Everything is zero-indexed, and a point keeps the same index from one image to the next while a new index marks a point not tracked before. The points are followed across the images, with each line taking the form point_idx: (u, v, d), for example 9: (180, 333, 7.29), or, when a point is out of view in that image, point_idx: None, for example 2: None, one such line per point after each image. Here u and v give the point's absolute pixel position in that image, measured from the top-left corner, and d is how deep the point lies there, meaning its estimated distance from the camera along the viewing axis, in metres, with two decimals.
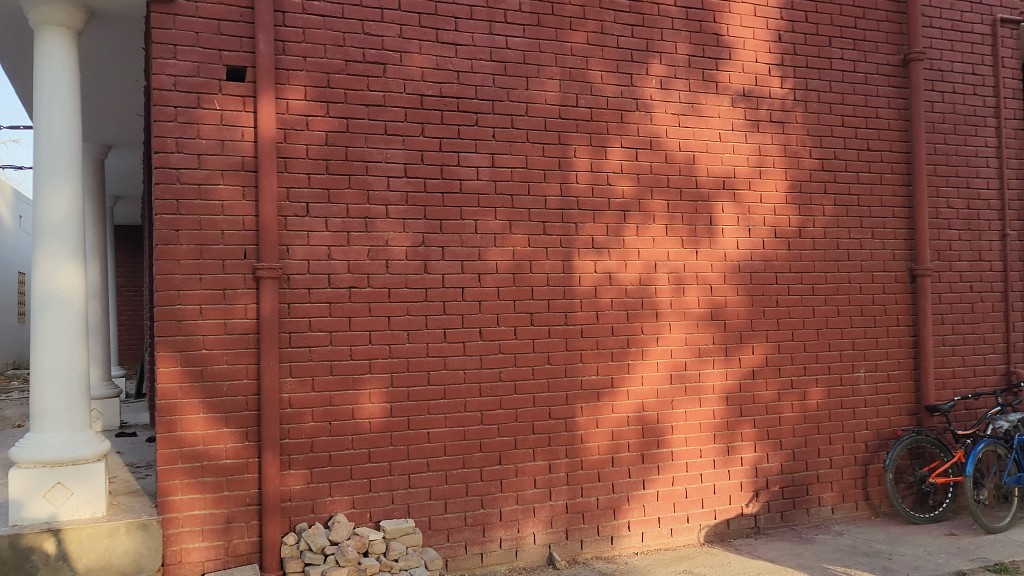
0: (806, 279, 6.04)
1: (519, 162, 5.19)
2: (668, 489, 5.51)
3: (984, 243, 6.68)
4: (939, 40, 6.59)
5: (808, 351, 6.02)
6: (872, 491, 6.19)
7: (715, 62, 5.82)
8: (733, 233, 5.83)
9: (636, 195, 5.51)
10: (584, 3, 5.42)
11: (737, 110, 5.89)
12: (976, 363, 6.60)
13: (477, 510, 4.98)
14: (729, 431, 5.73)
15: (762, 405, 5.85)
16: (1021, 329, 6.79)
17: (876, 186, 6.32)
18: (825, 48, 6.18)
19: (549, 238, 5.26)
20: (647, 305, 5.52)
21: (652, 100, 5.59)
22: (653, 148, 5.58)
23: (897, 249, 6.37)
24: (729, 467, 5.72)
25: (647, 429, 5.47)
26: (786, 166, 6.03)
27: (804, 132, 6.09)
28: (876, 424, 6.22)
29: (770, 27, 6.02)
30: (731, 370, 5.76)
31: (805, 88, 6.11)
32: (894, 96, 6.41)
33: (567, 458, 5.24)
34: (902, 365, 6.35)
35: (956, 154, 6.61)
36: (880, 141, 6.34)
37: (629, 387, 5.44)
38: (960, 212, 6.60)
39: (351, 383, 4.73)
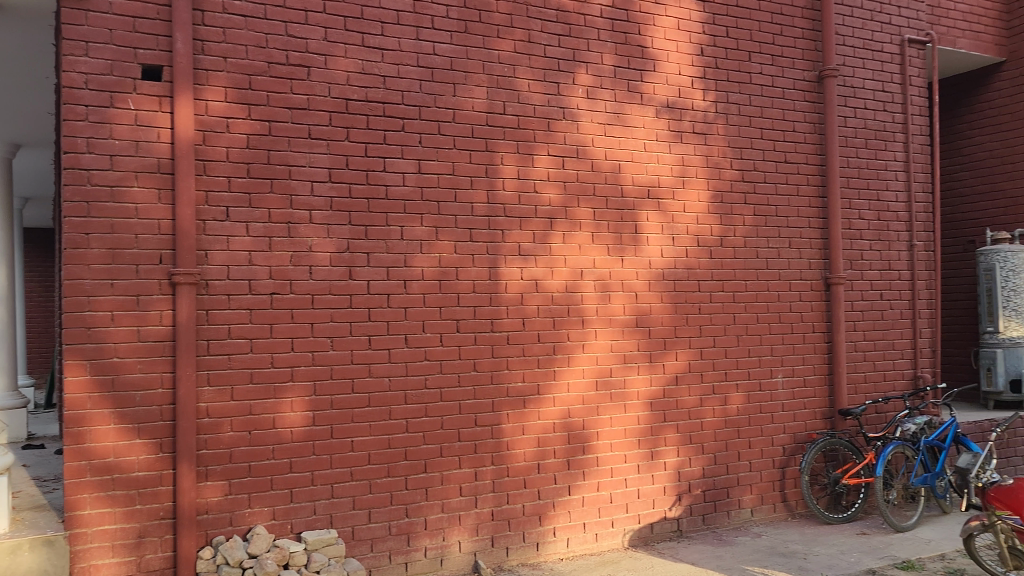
0: (727, 286, 6.20)
1: (446, 168, 5.17)
2: (593, 495, 5.56)
3: (894, 253, 6.97)
4: (852, 57, 6.86)
5: (729, 357, 6.17)
6: (789, 493, 6.36)
7: (640, 73, 5.92)
8: (657, 241, 5.94)
9: (562, 203, 5.56)
10: (512, 12, 5.44)
11: (661, 121, 6.00)
12: (886, 368, 6.88)
13: (402, 519, 4.93)
14: (653, 436, 5.82)
15: (684, 410, 5.96)
16: (928, 335, 7.11)
17: (793, 197, 6.52)
18: (745, 63, 6.36)
19: (476, 245, 5.26)
20: (573, 311, 5.57)
21: (579, 109, 5.65)
22: (579, 156, 5.64)
23: (812, 258, 6.59)
24: (653, 471, 5.81)
25: (572, 435, 5.51)
26: (707, 177, 6.17)
27: (725, 143, 6.25)
28: (793, 428, 6.41)
29: (693, 41, 6.16)
30: (655, 377, 5.86)
31: (726, 101, 6.27)
32: (810, 111, 6.64)
33: (493, 465, 5.23)
34: (817, 370, 6.56)
35: (868, 168, 6.89)
36: (797, 154, 6.55)
37: (555, 394, 5.47)
38: (871, 223, 6.87)
39: (272, 391, 4.63)
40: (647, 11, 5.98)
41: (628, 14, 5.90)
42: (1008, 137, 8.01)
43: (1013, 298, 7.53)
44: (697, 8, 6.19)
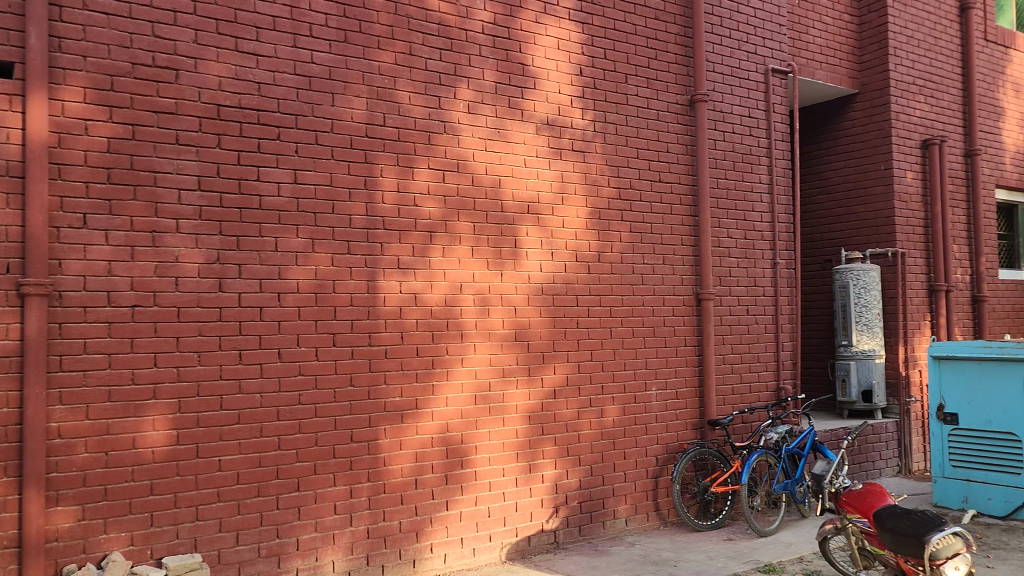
0: (603, 301, 6.34)
1: (323, 179, 5.07)
2: (471, 509, 5.55)
3: (759, 270, 7.34)
4: (720, 84, 7.20)
5: (605, 370, 6.31)
6: (661, 502, 6.54)
7: (520, 90, 6.00)
8: (537, 256, 6.02)
9: (442, 217, 5.55)
10: (393, 24, 5.41)
11: (541, 138, 6.10)
12: (751, 380, 7.21)
13: (272, 540, 4.76)
14: (531, 449, 5.87)
15: (562, 423, 6.05)
16: (789, 348, 7.52)
17: (667, 215, 6.76)
18: (622, 84, 6.56)
19: (354, 258, 5.17)
20: (452, 325, 5.56)
21: (460, 124, 5.67)
22: (460, 171, 5.65)
23: (685, 274, 6.84)
24: (531, 484, 5.85)
25: (451, 450, 5.48)
26: (586, 194, 6.31)
27: (603, 161, 6.42)
28: (665, 439, 6.62)
29: (573, 61, 6.30)
30: (533, 390, 5.92)
31: (604, 120, 6.45)
32: (683, 133, 6.91)
33: (369, 482, 5.14)
34: (688, 382, 6.80)
35: (735, 189, 7.23)
36: (670, 174, 6.80)
37: (433, 409, 5.43)
38: (738, 241, 7.21)
39: (132, 409, 4.38)
40: (528, 30, 6.07)
41: (509, 31, 5.97)
42: (861, 164, 8.60)
43: (865, 314, 8.06)
44: (576, 29, 6.34)
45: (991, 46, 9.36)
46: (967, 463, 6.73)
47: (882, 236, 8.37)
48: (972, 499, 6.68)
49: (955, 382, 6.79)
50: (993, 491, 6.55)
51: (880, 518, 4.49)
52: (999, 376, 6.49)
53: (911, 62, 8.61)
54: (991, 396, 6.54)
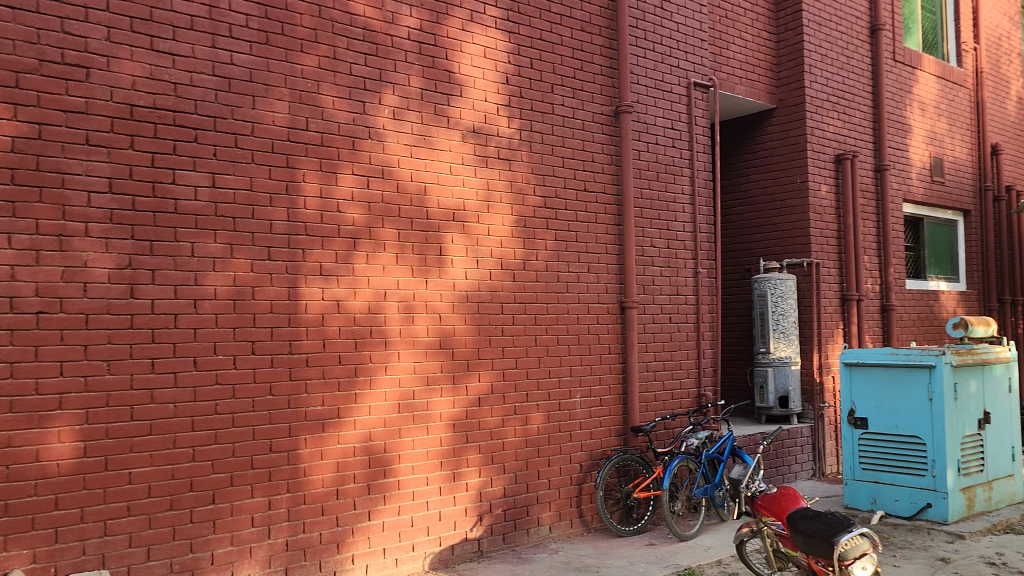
0: (528, 309, 6.37)
1: (243, 183, 4.96)
2: (394, 519, 5.49)
3: (681, 279, 7.49)
4: (644, 95, 7.34)
5: (530, 378, 6.34)
6: (585, 508, 6.59)
7: (446, 98, 5.99)
8: (462, 264, 6.01)
9: (366, 223, 5.49)
10: (317, 27, 5.34)
11: (467, 145, 6.10)
12: (673, 387, 7.34)
13: (185, 555, 4.60)
14: (455, 457, 5.85)
15: (486, 431, 6.04)
16: (710, 356, 7.68)
17: (592, 224, 6.83)
18: (548, 94, 6.62)
19: (274, 264, 5.07)
20: (376, 333, 5.50)
21: (384, 130, 5.62)
22: (384, 177, 5.60)
23: (609, 282, 6.93)
24: (455, 493, 5.82)
25: (373, 459, 5.41)
26: (511, 203, 6.33)
27: (528, 170, 6.46)
28: (589, 446, 6.68)
29: (499, 69, 6.33)
30: (458, 398, 5.89)
31: (530, 129, 6.49)
32: (608, 143, 7.01)
33: (288, 493, 5.03)
34: (612, 390, 6.88)
35: (658, 199, 7.37)
36: (595, 183, 6.88)
37: (356, 417, 5.35)
38: (661, 251, 7.34)
39: (36, 420, 4.20)
40: (454, 37, 6.07)
41: (435, 38, 5.96)
42: (779, 177, 8.87)
43: (782, 322, 8.31)
44: (502, 37, 6.37)
45: (899, 67, 9.79)
46: (876, 466, 6.99)
47: (798, 246, 8.65)
48: (881, 501, 6.93)
49: (865, 388, 7.04)
50: (899, 492, 6.82)
51: (793, 521, 4.62)
52: (905, 381, 6.77)
53: (826, 79, 8.94)
54: (898, 401, 6.82)
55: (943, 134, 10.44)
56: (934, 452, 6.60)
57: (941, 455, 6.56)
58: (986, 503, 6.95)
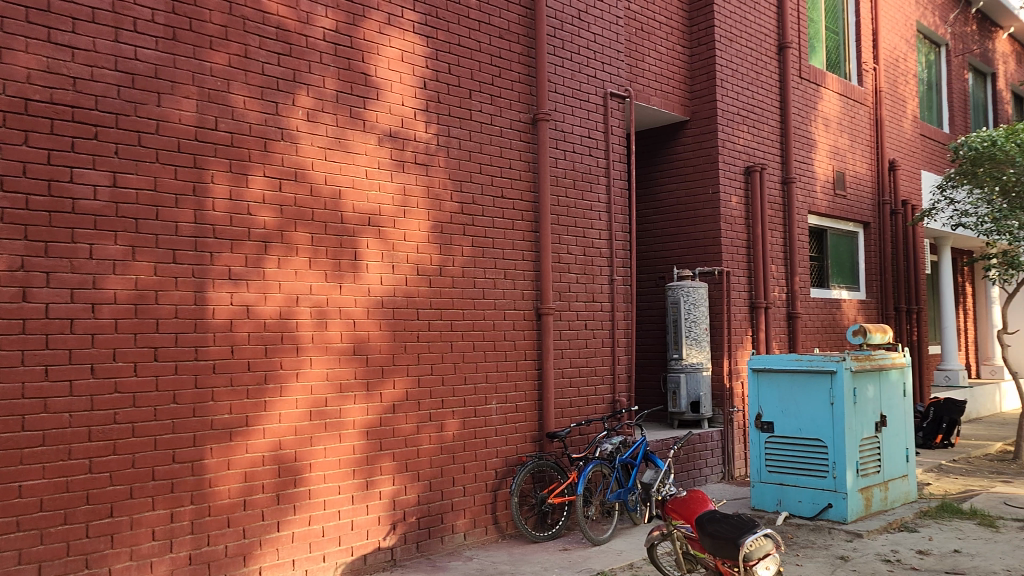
0: (445, 315, 6.34)
1: (146, 183, 4.77)
2: (304, 529, 5.36)
3: (597, 286, 7.58)
4: (562, 104, 7.42)
5: (445, 385, 6.30)
6: (500, 515, 6.59)
7: (362, 100, 5.92)
8: (377, 269, 5.93)
9: (278, 226, 5.36)
10: (227, 24, 5.19)
11: (383, 149, 6.03)
12: (589, 393, 7.42)
13: (80, 572, 4.38)
14: (368, 465, 5.76)
15: (401, 438, 5.97)
16: (624, 362, 7.80)
17: (508, 230, 6.85)
18: (466, 100, 6.62)
19: (180, 267, 4.90)
20: (287, 338, 5.37)
21: (298, 131, 5.51)
22: (297, 179, 5.48)
23: (525, 288, 6.96)
24: (368, 501, 5.73)
25: (283, 468, 5.28)
26: (428, 208, 6.30)
27: (445, 175, 6.43)
28: (505, 452, 6.68)
29: (416, 74, 6.29)
30: (371, 406, 5.81)
31: (447, 135, 6.47)
32: (525, 150, 7.05)
33: (192, 505, 4.85)
34: (528, 396, 6.90)
35: (575, 207, 7.44)
36: (512, 190, 6.91)
37: (265, 425, 5.21)
38: (577, 257, 7.41)
39: None
40: (371, 40, 6.00)
41: (352, 40, 5.88)
42: (692, 187, 9.09)
43: (694, 329, 8.52)
44: (420, 42, 6.34)
45: (805, 84, 10.19)
46: (781, 469, 7.22)
47: (710, 255, 8.88)
48: (785, 502, 7.16)
49: (772, 393, 7.27)
50: (803, 493, 7.06)
51: (702, 523, 4.72)
52: (809, 387, 7.03)
53: (736, 94, 9.22)
54: (802, 406, 7.07)
55: (845, 150, 10.91)
56: (835, 455, 6.86)
57: (841, 457, 6.83)
58: (882, 502, 7.27)
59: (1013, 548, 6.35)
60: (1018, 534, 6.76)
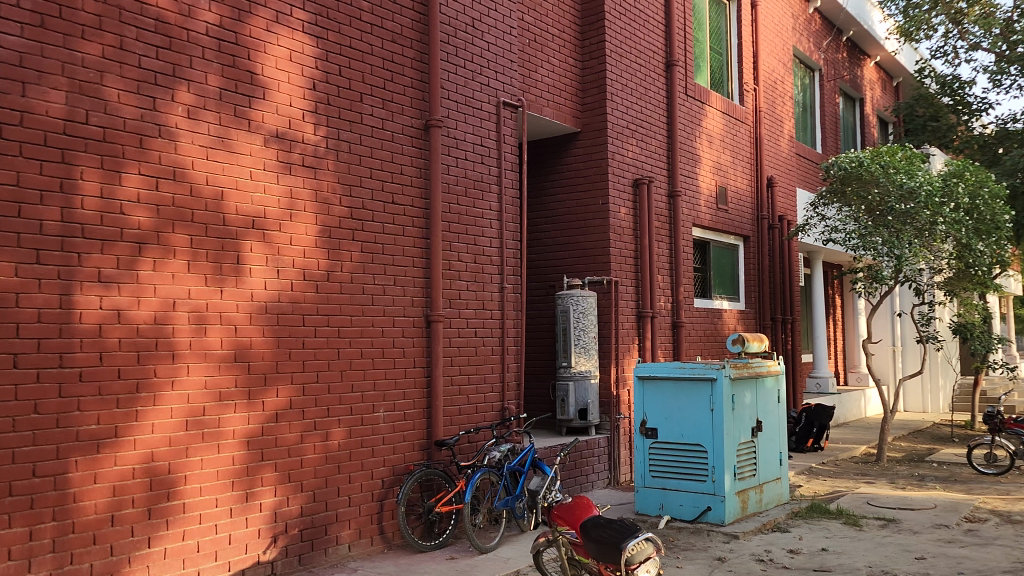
0: (332, 321, 6.20)
1: (7, 177, 4.46)
2: (178, 545, 5.11)
3: (487, 293, 7.60)
4: (455, 111, 7.42)
5: (332, 393, 6.16)
6: (386, 525, 6.48)
7: (248, 99, 5.74)
8: (261, 273, 5.75)
9: (154, 227, 5.11)
10: (102, 13, 4.93)
11: (269, 150, 5.86)
12: (478, 401, 7.42)
13: None
14: (248, 477, 5.56)
15: (284, 448, 5.80)
16: (514, 370, 7.84)
17: (399, 236, 6.78)
18: (357, 103, 6.52)
19: (44, 268, 4.60)
20: (163, 345, 5.13)
21: (178, 129, 5.28)
22: (176, 179, 5.25)
23: (415, 295, 6.90)
24: (247, 514, 5.53)
25: (156, 481, 5.02)
26: (316, 212, 6.15)
27: (334, 179, 6.31)
28: (392, 461, 6.59)
29: (305, 74, 6.15)
30: (253, 415, 5.61)
31: (337, 137, 6.35)
32: (417, 156, 7.00)
33: (54, 521, 4.54)
34: (417, 404, 6.84)
35: (466, 214, 7.44)
36: (403, 196, 6.85)
37: (136, 436, 4.94)
38: (468, 265, 7.41)
39: None
40: (257, 37, 5.83)
41: (237, 36, 5.69)
42: (583, 198, 9.25)
43: (582, 337, 8.66)
44: (310, 42, 6.20)
45: (690, 101, 10.56)
46: (663, 474, 7.42)
47: (599, 264, 9.05)
48: (667, 506, 7.37)
49: (656, 400, 7.47)
50: (684, 497, 7.28)
51: (586, 528, 4.79)
52: (690, 394, 7.26)
53: (626, 107, 9.46)
54: (684, 413, 7.29)
55: (727, 165, 11.36)
56: (714, 459, 7.11)
57: (720, 461, 7.08)
58: (757, 504, 7.59)
59: (874, 544, 6.75)
60: (879, 531, 7.19)
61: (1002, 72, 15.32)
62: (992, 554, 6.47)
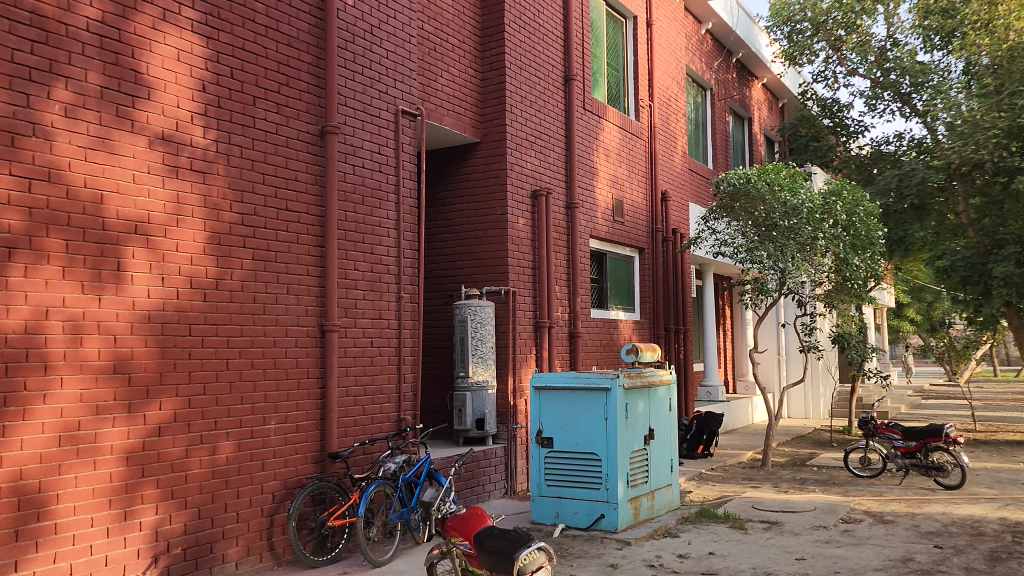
0: (221, 331, 6.00)
1: None
2: (48, 568, 4.79)
3: (384, 302, 7.51)
4: (352, 118, 7.32)
5: (220, 405, 5.95)
6: (276, 541, 6.28)
7: (131, 99, 5.49)
8: (144, 281, 5.50)
9: (26, 231, 4.83)
10: None
11: (154, 153, 5.62)
12: (374, 412, 7.32)
13: None
14: (128, 494, 5.28)
15: (166, 463, 5.54)
16: (410, 380, 7.77)
17: (293, 244, 6.63)
18: (249, 107, 6.35)
19: None
20: (34, 356, 4.83)
21: (54, 128, 5.00)
22: (51, 180, 4.97)
23: (310, 304, 6.76)
24: (125, 533, 5.25)
25: (24, 501, 4.71)
26: (204, 218, 5.95)
27: (225, 184, 6.11)
28: (283, 474, 6.41)
29: (194, 75, 5.94)
30: (133, 429, 5.34)
31: (228, 141, 6.16)
32: (312, 162, 6.87)
33: None
34: (310, 416, 6.68)
35: (363, 223, 7.35)
36: (298, 203, 6.70)
37: (3, 453, 4.63)
38: (365, 274, 7.32)
39: None
40: (143, 35, 5.59)
41: (120, 33, 5.44)
42: (481, 208, 9.27)
43: (480, 347, 8.67)
44: (199, 42, 6.00)
45: (588, 115, 10.77)
46: (559, 482, 7.49)
47: (497, 275, 9.10)
48: (563, 514, 7.44)
49: (552, 410, 7.55)
50: (578, 505, 7.38)
51: (479, 539, 4.78)
52: (585, 403, 7.37)
53: (525, 119, 9.56)
54: (579, 422, 7.39)
55: (622, 179, 11.62)
56: (608, 467, 7.24)
57: (613, 469, 7.22)
58: (649, 511, 7.77)
59: (758, 547, 7.01)
60: (762, 534, 7.48)
61: (877, 96, 16.30)
62: (865, 553, 6.82)
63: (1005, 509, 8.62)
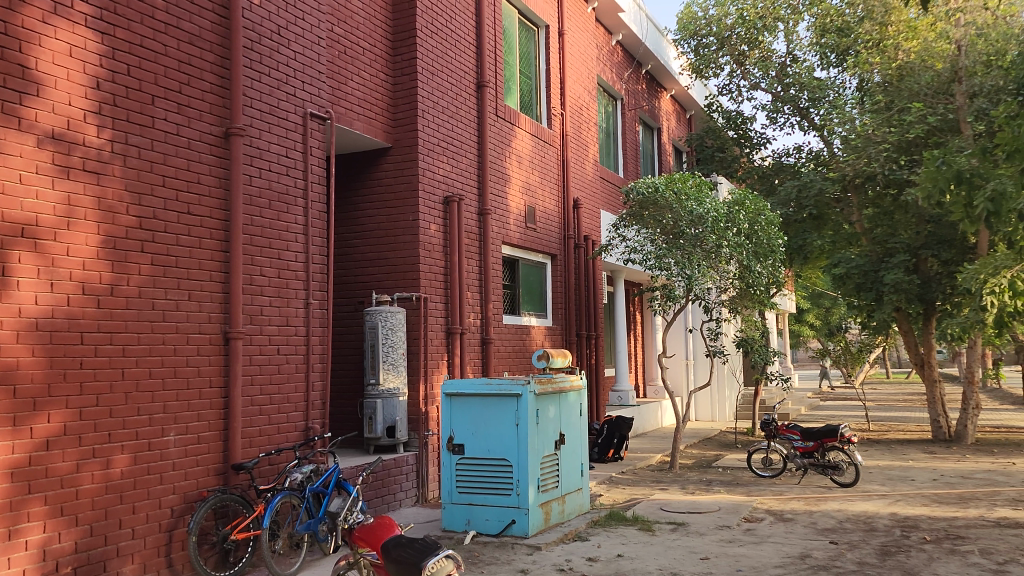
0: (116, 339, 5.75)
1: None
2: None
3: (291, 309, 7.35)
4: (258, 120, 7.15)
5: (114, 417, 5.69)
6: (175, 557, 6.03)
7: (18, 95, 5.20)
8: (31, 286, 5.22)
9: None
10: None
11: (43, 152, 5.35)
12: (280, 421, 7.14)
13: None
14: (12, 512, 4.98)
15: (56, 478, 5.26)
16: (319, 389, 7.62)
17: (194, 248, 6.42)
18: (148, 106, 6.12)
19: None
20: None
21: None
22: None
23: (212, 311, 6.55)
24: (9, 554, 4.94)
25: None
26: (98, 220, 5.69)
27: (121, 186, 5.87)
28: (183, 487, 6.17)
29: (88, 71, 5.68)
30: (19, 443, 5.04)
31: (125, 142, 5.92)
32: (215, 165, 6.68)
33: None
34: (212, 426, 6.47)
35: (270, 228, 7.18)
36: (200, 207, 6.50)
37: None
38: (271, 280, 7.14)
39: None
40: (32, 29, 5.31)
41: (6, 26, 5.16)
42: (392, 214, 9.19)
43: (391, 354, 8.54)
44: (94, 37, 5.74)
45: (500, 122, 10.82)
46: (470, 489, 7.46)
47: (408, 281, 9.03)
48: (474, 521, 7.41)
49: (463, 416, 7.53)
50: (489, 512, 7.37)
51: (387, 549, 4.71)
52: (497, 409, 7.38)
53: (437, 125, 9.52)
54: (490, 428, 7.40)
55: (535, 186, 11.72)
56: (518, 473, 7.27)
57: (523, 474, 7.25)
58: (559, 515, 7.82)
59: (666, 548, 7.15)
60: (669, 535, 7.64)
61: (777, 110, 16.94)
62: (765, 550, 7.05)
63: (895, 505, 9.06)
